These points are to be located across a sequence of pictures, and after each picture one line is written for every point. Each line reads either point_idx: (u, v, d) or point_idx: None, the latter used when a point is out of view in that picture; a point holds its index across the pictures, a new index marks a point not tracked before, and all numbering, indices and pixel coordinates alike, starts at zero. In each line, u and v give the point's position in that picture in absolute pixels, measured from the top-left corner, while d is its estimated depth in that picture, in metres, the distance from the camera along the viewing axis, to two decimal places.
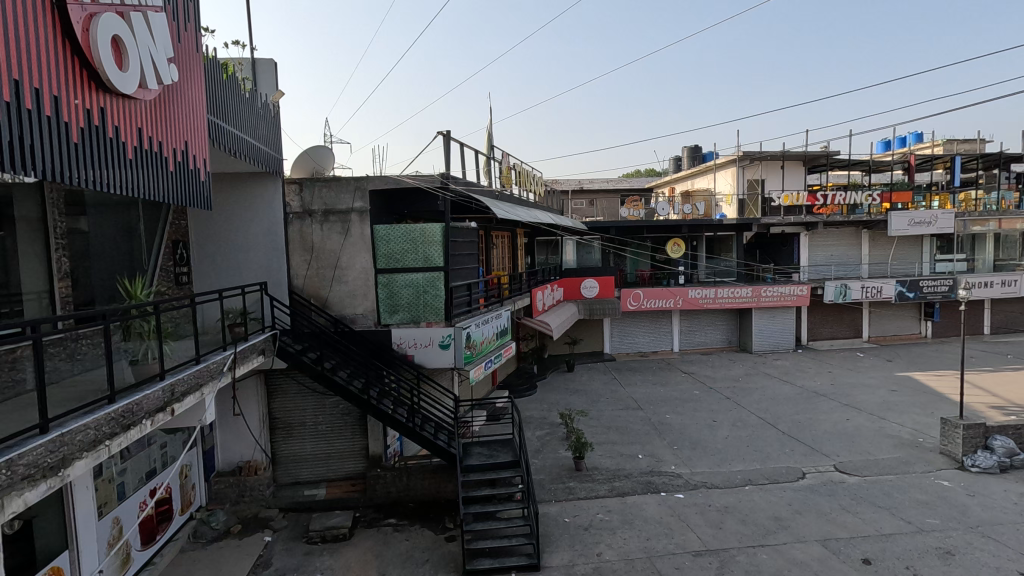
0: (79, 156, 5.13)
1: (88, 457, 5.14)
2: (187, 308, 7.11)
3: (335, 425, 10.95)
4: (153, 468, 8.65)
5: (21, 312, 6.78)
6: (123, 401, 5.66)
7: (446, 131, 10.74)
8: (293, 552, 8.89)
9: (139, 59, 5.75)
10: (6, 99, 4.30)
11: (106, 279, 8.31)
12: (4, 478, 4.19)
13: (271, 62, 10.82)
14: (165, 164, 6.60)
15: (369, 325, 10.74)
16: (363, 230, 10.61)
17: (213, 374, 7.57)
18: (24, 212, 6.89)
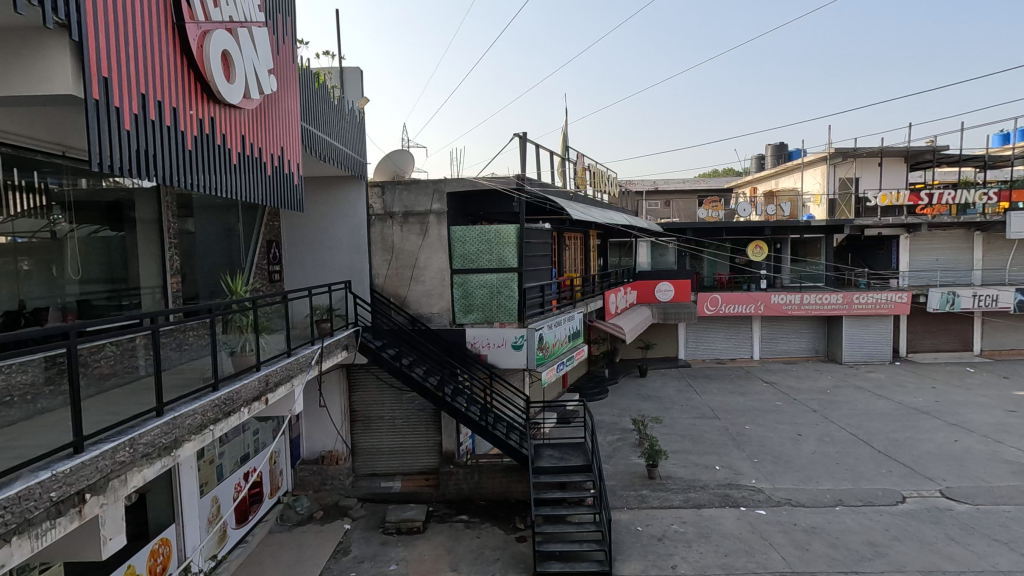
0: (193, 162, 5.60)
1: (195, 440, 5.60)
2: (281, 305, 7.58)
3: (411, 421, 11.32)
4: (247, 452, 9.29)
5: (139, 305, 7.52)
6: (225, 389, 6.13)
7: (522, 133, 10.80)
8: (370, 541, 9.25)
9: (243, 72, 6.20)
10: (134, 111, 4.75)
11: (209, 276, 9.03)
12: (128, 455, 4.64)
13: (357, 70, 11.38)
14: (263, 169, 7.06)
15: (444, 324, 11.00)
16: (440, 231, 10.88)
17: (303, 366, 8.07)
18: (143, 214, 7.63)
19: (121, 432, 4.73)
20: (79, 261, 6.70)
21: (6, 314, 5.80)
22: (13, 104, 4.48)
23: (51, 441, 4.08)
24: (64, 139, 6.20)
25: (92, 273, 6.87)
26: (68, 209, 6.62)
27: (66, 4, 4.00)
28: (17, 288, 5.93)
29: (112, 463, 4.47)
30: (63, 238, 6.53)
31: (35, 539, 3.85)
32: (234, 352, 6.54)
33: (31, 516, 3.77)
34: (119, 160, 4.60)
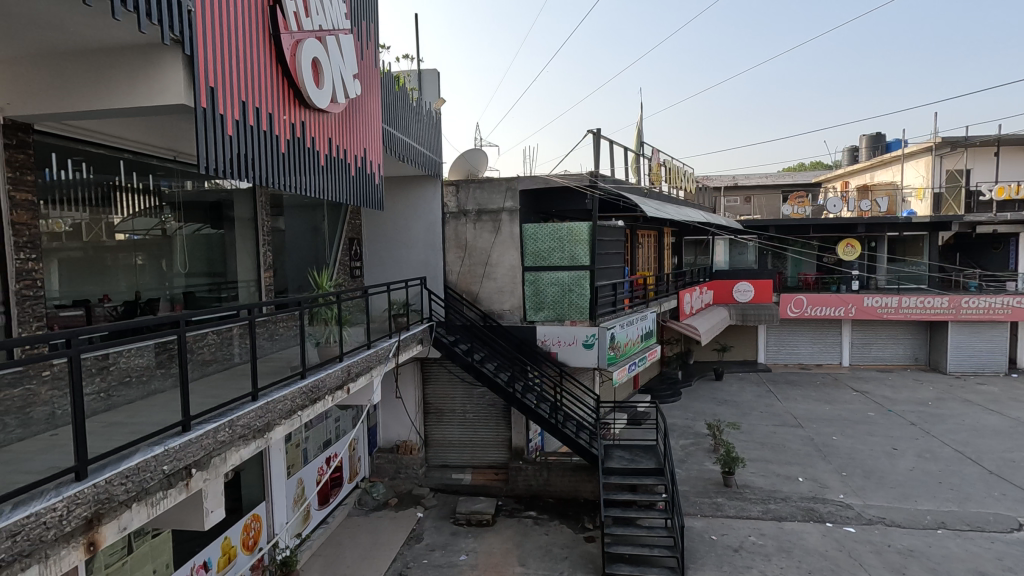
0: (285, 164, 5.97)
1: (284, 424, 6.00)
2: (362, 299, 7.93)
3: (482, 415, 11.53)
4: (328, 438, 9.83)
5: (236, 297, 8.14)
6: (311, 377, 6.52)
7: (596, 129, 10.66)
8: (442, 530, 9.51)
9: (331, 78, 6.54)
10: (236, 118, 5.13)
11: (298, 271, 9.62)
12: (227, 435, 5.05)
13: (434, 72, 11.69)
14: (347, 170, 7.42)
15: (515, 321, 11.11)
16: (513, 229, 10.98)
17: (381, 358, 8.41)
18: (240, 213, 8.26)
19: (222, 413, 5.14)
20: (185, 256, 7.35)
21: (125, 303, 6.47)
22: (135, 116, 4.99)
23: (164, 420, 4.51)
24: (175, 145, 6.85)
25: (196, 267, 7.51)
26: (177, 208, 7.27)
27: (181, 22, 4.39)
28: (134, 280, 6.59)
29: (214, 442, 4.88)
30: (172, 235, 7.18)
31: (151, 506, 4.26)
32: (319, 343, 6.93)
33: (147, 486, 4.18)
34: (223, 163, 4.98)
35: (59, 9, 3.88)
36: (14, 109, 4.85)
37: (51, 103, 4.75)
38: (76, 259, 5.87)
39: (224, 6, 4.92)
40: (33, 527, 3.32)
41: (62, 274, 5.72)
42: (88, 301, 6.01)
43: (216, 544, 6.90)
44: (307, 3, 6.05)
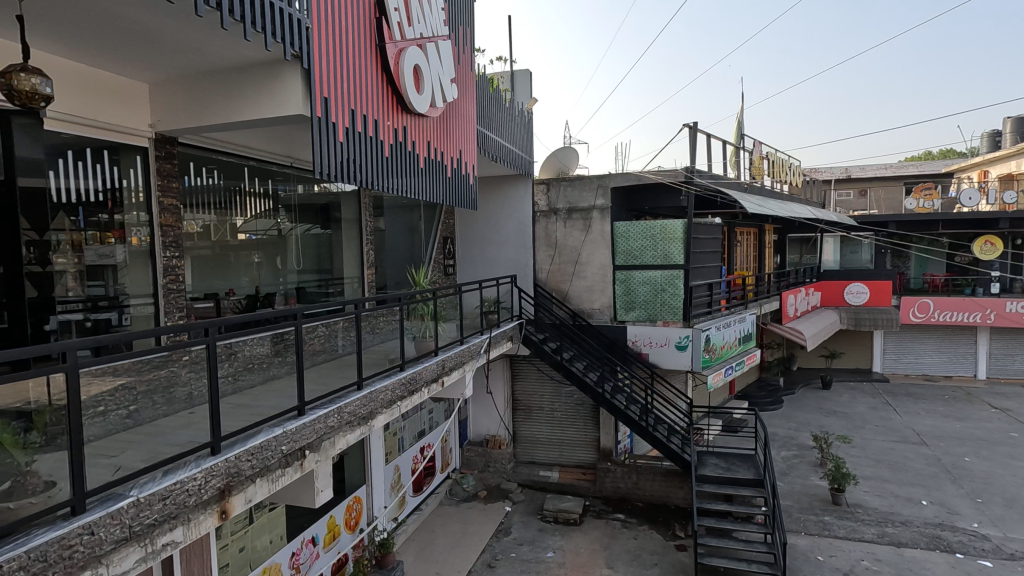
0: (388, 167, 6.30)
1: (385, 413, 6.35)
2: (456, 296, 8.21)
3: (570, 414, 11.53)
4: (422, 429, 10.29)
5: (342, 293, 8.74)
6: (410, 370, 6.85)
7: (693, 122, 10.23)
8: (529, 526, 9.61)
9: (431, 83, 6.80)
10: (346, 125, 5.48)
11: (396, 268, 10.15)
12: (337, 420, 5.44)
13: (527, 72, 11.82)
14: (444, 171, 7.70)
15: (605, 320, 10.99)
16: (604, 227, 10.86)
17: (474, 354, 8.65)
18: (346, 214, 8.86)
19: (331, 400, 5.55)
20: (299, 254, 8.01)
21: (247, 297, 7.16)
22: (259, 127, 5.52)
23: (281, 404, 4.93)
24: (291, 152, 7.50)
25: (307, 265, 8.14)
26: (292, 210, 7.91)
27: (300, 38, 4.77)
28: (255, 276, 7.27)
29: (325, 426, 5.28)
30: (287, 235, 7.82)
31: (272, 482, 4.69)
32: (416, 338, 7.24)
33: (268, 464, 4.60)
34: (335, 168, 5.33)
35: (199, 35, 4.38)
36: (163, 125, 5.56)
37: (192, 118, 5.40)
38: (207, 257, 6.55)
39: (336, 21, 5.27)
40: (177, 493, 3.77)
41: (198, 270, 6.42)
42: (218, 295, 6.71)
43: (322, 522, 7.46)
44: (409, 12, 6.34)
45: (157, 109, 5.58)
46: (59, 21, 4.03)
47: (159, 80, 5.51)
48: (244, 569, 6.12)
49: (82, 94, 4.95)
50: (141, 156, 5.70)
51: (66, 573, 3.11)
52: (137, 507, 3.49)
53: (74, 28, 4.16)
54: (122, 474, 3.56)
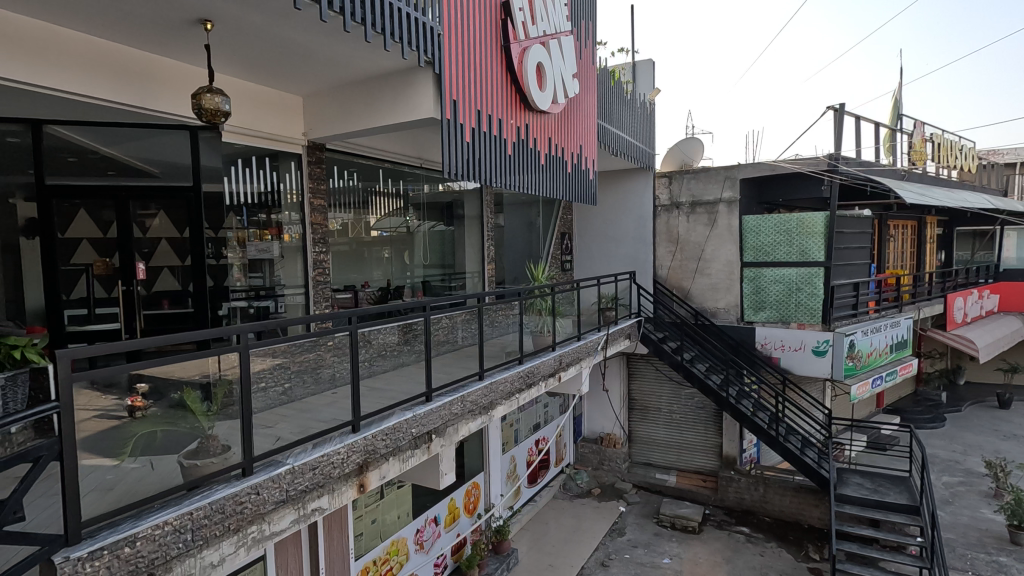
0: (511, 165, 6.46)
1: (504, 404, 6.57)
2: (574, 291, 8.19)
3: (689, 417, 11.05)
4: (538, 422, 10.49)
5: (463, 286, 9.17)
6: (528, 363, 6.98)
7: (838, 104, 9.23)
8: (645, 529, 9.37)
9: (553, 80, 6.85)
10: (473, 126, 5.70)
11: (515, 264, 10.42)
12: (460, 408, 5.73)
13: (649, 61, 11.43)
14: (565, 167, 7.72)
15: (731, 321, 10.36)
16: (731, 221, 10.21)
17: (590, 350, 8.61)
18: (469, 211, 9.26)
19: (455, 389, 5.84)
20: (426, 249, 8.52)
21: (380, 289, 7.76)
22: (394, 131, 5.93)
23: (411, 390, 5.26)
24: (422, 152, 7.94)
25: (432, 260, 8.62)
26: (419, 209, 8.41)
27: (431, 45, 5.03)
28: (386, 270, 7.85)
29: (450, 413, 5.58)
30: (414, 232, 8.34)
31: (403, 462, 5.07)
32: (535, 333, 7.36)
33: (400, 444, 4.97)
34: (462, 167, 5.57)
35: (344, 49, 4.80)
36: (314, 133, 6.18)
37: (338, 126, 5.95)
38: (345, 252, 7.16)
39: (464, 26, 5.48)
40: (324, 465, 4.20)
41: (338, 264, 7.05)
42: (355, 287, 7.34)
43: (444, 503, 7.89)
44: (533, 11, 6.43)
45: (309, 119, 6.22)
46: (234, 47, 4.64)
47: (311, 93, 6.12)
48: (376, 541, 6.65)
49: (251, 109, 5.65)
50: (295, 162, 6.37)
51: (238, 524, 3.61)
52: (292, 474, 3.95)
53: (246, 52, 4.78)
54: (281, 444, 4.04)
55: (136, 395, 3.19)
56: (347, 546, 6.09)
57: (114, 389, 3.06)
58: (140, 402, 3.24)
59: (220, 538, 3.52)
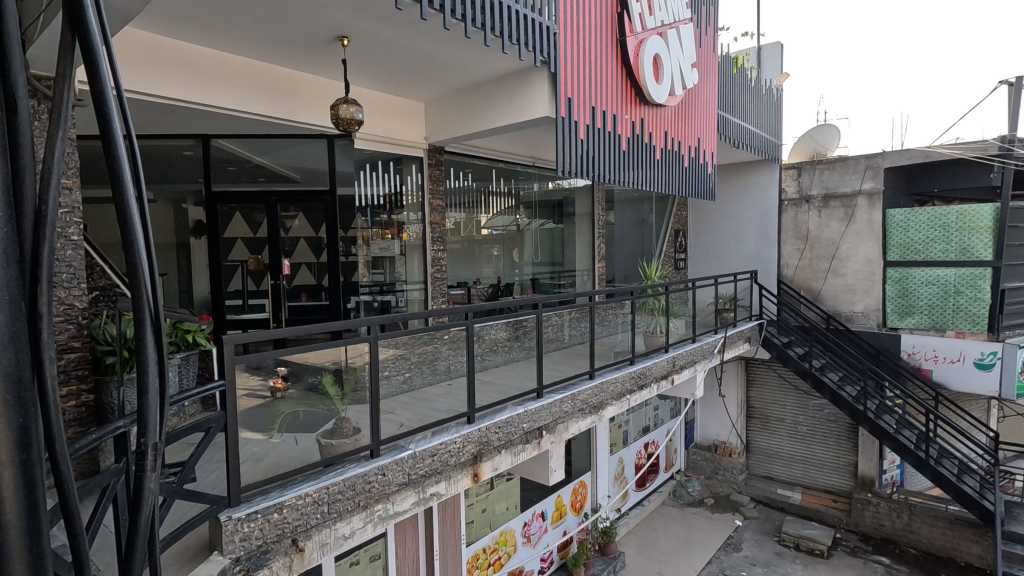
0: (625, 161, 6.32)
1: (614, 405, 6.47)
2: (689, 291, 7.83)
3: (817, 430, 10.12)
4: (647, 425, 10.22)
5: (573, 284, 9.18)
6: (640, 364, 6.80)
7: (1014, 78, 7.91)
8: (764, 547, 8.75)
9: (671, 71, 6.60)
10: (587, 123, 5.65)
11: (626, 261, 10.23)
12: (570, 406, 5.73)
13: (777, 44, 10.60)
14: (681, 161, 7.41)
15: (870, 326, 9.33)
16: (872, 216, 9.18)
17: (706, 353, 8.20)
18: (580, 208, 9.23)
19: (566, 387, 5.86)
20: (536, 248, 8.62)
21: (491, 286, 7.99)
22: (509, 131, 6.05)
23: (523, 385, 5.36)
24: (534, 152, 8.06)
25: (541, 258, 8.71)
26: (531, 207, 8.52)
27: (547, 44, 5.07)
28: (496, 267, 8.03)
29: (561, 411, 5.61)
30: (524, 230, 8.45)
31: (514, 455, 5.18)
32: (647, 333, 7.15)
33: (512, 438, 5.09)
34: (575, 164, 5.56)
35: (464, 54, 4.97)
36: (434, 137, 6.51)
37: (457, 129, 6.21)
38: (458, 250, 7.43)
39: (579, 23, 5.45)
40: (441, 453, 4.41)
41: (452, 262, 7.34)
42: (467, 284, 7.61)
43: (551, 499, 7.94)
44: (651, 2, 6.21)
45: (430, 124, 6.57)
46: (366, 60, 5.01)
47: (432, 99, 6.44)
48: (485, 529, 6.86)
49: (379, 116, 6.06)
50: (417, 164, 6.73)
51: (366, 502, 3.90)
52: (414, 458, 4.19)
53: (376, 64, 5.15)
54: (404, 429, 4.30)
55: (276, 377, 3.51)
56: (459, 532, 6.35)
57: (261, 372, 3.42)
58: (281, 383, 3.57)
59: (351, 513, 3.83)
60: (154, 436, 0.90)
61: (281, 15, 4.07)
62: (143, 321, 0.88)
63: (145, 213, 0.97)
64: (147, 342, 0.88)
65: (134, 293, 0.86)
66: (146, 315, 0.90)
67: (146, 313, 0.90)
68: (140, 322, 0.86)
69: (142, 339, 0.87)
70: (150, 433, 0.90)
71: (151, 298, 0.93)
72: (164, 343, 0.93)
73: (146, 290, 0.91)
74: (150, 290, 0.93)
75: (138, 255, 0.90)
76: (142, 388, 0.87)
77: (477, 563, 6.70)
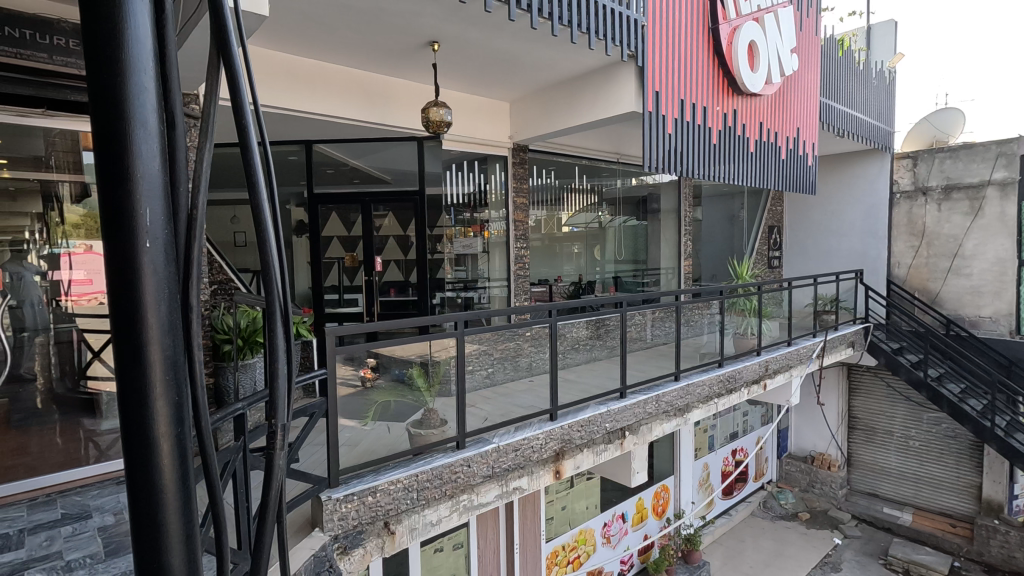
0: (716, 154, 6.06)
1: (702, 408, 6.25)
2: (786, 291, 7.37)
3: (932, 446, 9.18)
4: (736, 431, 9.76)
5: (657, 283, 8.95)
6: (729, 367, 6.51)
7: None
8: (867, 569, 8.08)
9: (767, 58, 6.23)
10: (675, 116, 5.47)
11: (714, 259, 9.83)
12: (655, 407, 5.59)
13: (891, 22, 9.69)
14: (777, 153, 6.99)
15: (999, 332, 8.32)
16: (1004, 209, 8.21)
17: (803, 358, 7.70)
18: (666, 205, 8.99)
19: (650, 387, 5.74)
20: (619, 245, 8.48)
21: (573, 283, 7.95)
22: (594, 128, 6.00)
23: (605, 385, 5.31)
24: (618, 148, 7.94)
25: (624, 256, 8.56)
26: (614, 204, 8.38)
27: (635, 38, 4.97)
28: (578, 265, 7.98)
29: (645, 412, 5.50)
30: (607, 227, 8.33)
31: (597, 454, 5.15)
32: (738, 334, 6.82)
33: (595, 437, 5.06)
34: (661, 160, 5.40)
35: (549, 52, 4.98)
36: (519, 136, 6.59)
37: (541, 128, 6.24)
38: (540, 248, 7.47)
39: (669, 13, 5.28)
40: (525, 448, 4.47)
41: (535, 259, 7.39)
42: (549, 281, 7.64)
43: (632, 501, 7.80)
44: None
45: (515, 123, 6.65)
46: (455, 63, 5.16)
47: (517, 97, 6.50)
48: (565, 527, 6.87)
49: (466, 117, 6.23)
50: (501, 163, 6.85)
51: (453, 491, 4.04)
52: (498, 452, 4.29)
53: (463, 67, 5.27)
54: (488, 423, 4.41)
55: (366, 368, 3.70)
56: (539, 528, 6.40)
57: (354, 362, 3.64)
58: (370, 373, 3.75)
59: (438, 501, 3.99)
60: (283, 417, 0.98)
61: (377, 24, 4.28)
62: (277, 312, 0.96)
63: (276, 215, 1.08)
64: (278, 330, 0.96)
65: (269, 284, 0.95)
66: (278, 305, 0.98)
67: (278, 304, 0.97)
68: (273, 310, 0.95)
69: (274, 327, 0.95)
70: (279, 414, 0.98)
71: (282, 290, 1.01)
72: (291, 332, 1.01)
73: (278, 282, 1.00)
74: (281, 283, 1.01)
75: (271, 250, 0.99)
76: (272, 373, 0.95)
77: (557, 560, 6.73)
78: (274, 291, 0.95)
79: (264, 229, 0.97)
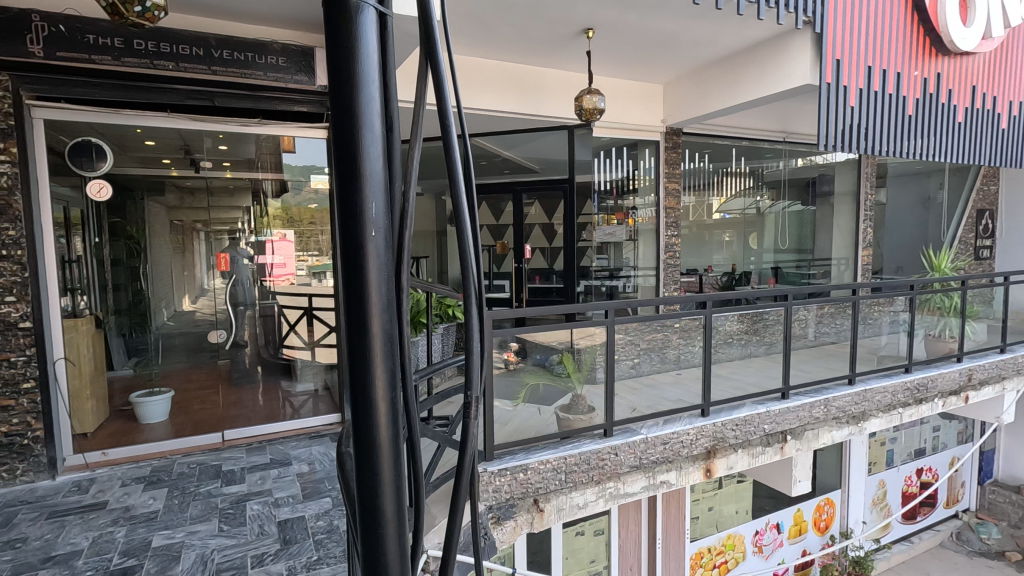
0: (911, 127, 5.25)
1: (882, 417, 5.58)
2: (1001, 286, 6.11)
3: None
4: (922, 447, 8.47)
5: (827, 275, 8.07)
6: (919, 373, 5.66)
7: None
8: None
9: (987, 9, 5.21)
10: (860, 86, 4.84)
11: (898, 248, 8.58)
12: (823, 413, 5.06)
13: None
14: (995, 122, 5.84)
15: None
16: None
17: (1020, 368, 6.47)
18: (842, 186, 8.03)
19: (818, 390, 5.22)
20: (781, 233, 7.77)
21: (726, 274, 7.48)
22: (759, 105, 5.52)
23: (765, 384, 4.93)
24: (785, 126, 7.17)
25: (786, 244, 7.82)
26: (778, 187, 7.67)
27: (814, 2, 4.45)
28: (730, 254, 7.46)
29: (810, 417, 5.00)
30: (767, 213, 7.66)
31: (752, 456, 4.87)
32: (931, 335, 5.87)
33: (751, 438, 4.75)
34: (839, 138, 4.83)
35: (712, 27, 4.67)
36: (672, 119, 6.32)
37: (696, 108, 5.91)
38: (691, 236, 7.11)
39: None
40: (674, 442, 4.34)
41: (685, 248, 7.05)
42: (698, 271, 7.25)
43: (789, 512, 7.17)
44: None
45: (668, 106, 6.39)
46: (609, 48, 5.09)
47: (672, 79, 6.23)
48: (711, 529, 6.55)
49: (618, 103, 6.14)
50: (653, 148, 6.62)
51: (599, 477, 4.08)
52: (645, 444, 4.22)
53: (617, 51, 5.19)
54: (635, 414, 4.34)
55: (508, 352, 3.84)
56: (683, 527, 6.19)
57: (500, 345, 3.78)
58: (513, 357, 3.87)
59: (585, 485, 4.07)
60: (476, 389, 1.06)
61: (534, 16, 4.37)
62: (472, 296, 1.03)
63: (471, 203, 1.15)
64: (474, 312, 1.03)
65: (466, 268, 1.02)
66: (472, 290, 1.05)
67: (473, 287, 1.05)
68: (470, 293, 1.02)
69: (470, 310, 1.02)
70: (472, 386, 1.06)
71: (476, 274, 1.09)
72: (483, 313, 1.09)
73: (472, 268, 1.07)
74: (475, 268, 1.09)
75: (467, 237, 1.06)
76: (468, 351, 1.03)
77: (702, 562, 6.47)
78: (471, 277, 1.03)
79: (464, 219, 1.04)
